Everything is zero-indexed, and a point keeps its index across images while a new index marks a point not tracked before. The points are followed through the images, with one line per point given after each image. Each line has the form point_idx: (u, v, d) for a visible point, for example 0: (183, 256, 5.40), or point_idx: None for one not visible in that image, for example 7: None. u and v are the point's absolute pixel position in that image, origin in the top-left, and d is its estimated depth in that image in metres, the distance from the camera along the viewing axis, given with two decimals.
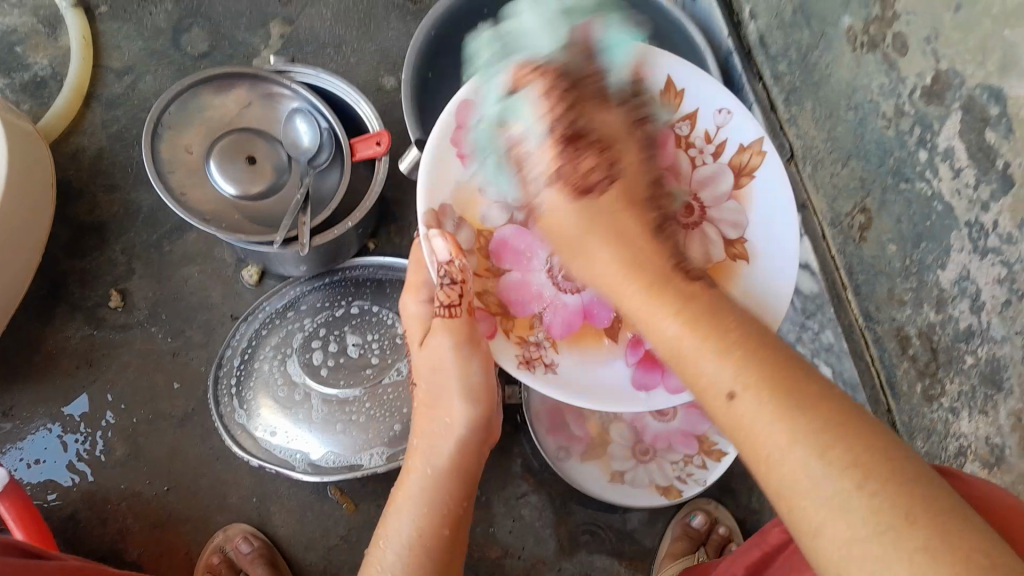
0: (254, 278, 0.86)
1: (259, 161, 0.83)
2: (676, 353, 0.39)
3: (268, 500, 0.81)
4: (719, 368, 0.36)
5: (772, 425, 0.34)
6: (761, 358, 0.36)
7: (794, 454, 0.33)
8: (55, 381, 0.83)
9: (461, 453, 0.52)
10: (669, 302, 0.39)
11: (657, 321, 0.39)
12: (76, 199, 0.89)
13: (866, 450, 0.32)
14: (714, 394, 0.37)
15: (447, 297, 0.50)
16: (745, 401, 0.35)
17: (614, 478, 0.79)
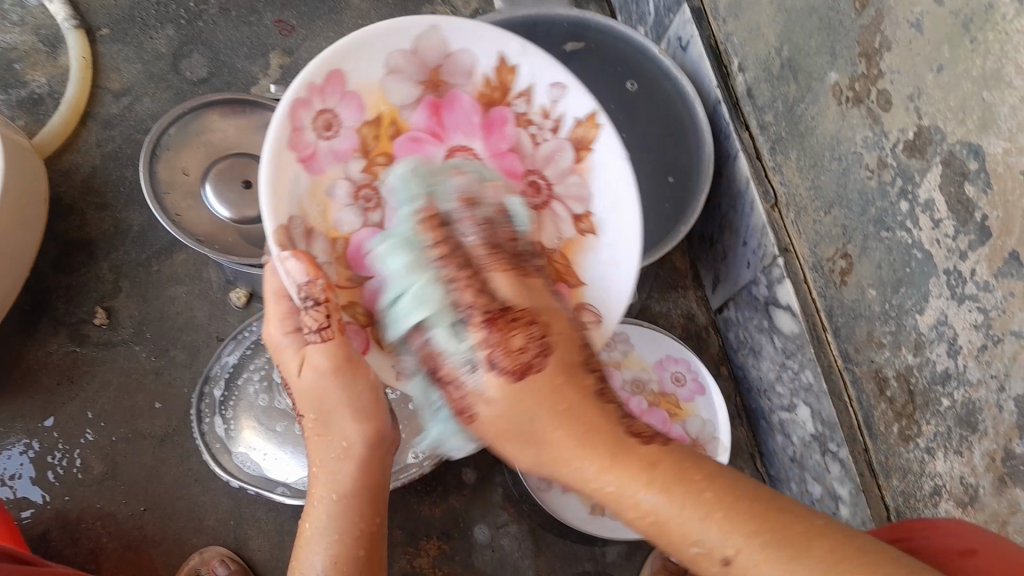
0: (242, 300, 0.86)
1: (254, 185, 0.83)
2: (614, 494, 0.43)
3: (244, 523, 0.80)
4: (708, 534, 0.40)
5: (718, 538, 0.40)
6: (718, 503, 0.40)
7: (749, 556, 0.39)
8: (35, 398, 0.81)
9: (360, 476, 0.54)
10: (622, 468, 0.43)
11: (620, 489, 0.43)
12: (66, 215, 0.89)
13: (766, 530, 0.39)
14: (637, 519, 0.42)
15: (318, 318, 0.50)
16: (737, 559, 0.39)
17: (595, 511, 0.80)
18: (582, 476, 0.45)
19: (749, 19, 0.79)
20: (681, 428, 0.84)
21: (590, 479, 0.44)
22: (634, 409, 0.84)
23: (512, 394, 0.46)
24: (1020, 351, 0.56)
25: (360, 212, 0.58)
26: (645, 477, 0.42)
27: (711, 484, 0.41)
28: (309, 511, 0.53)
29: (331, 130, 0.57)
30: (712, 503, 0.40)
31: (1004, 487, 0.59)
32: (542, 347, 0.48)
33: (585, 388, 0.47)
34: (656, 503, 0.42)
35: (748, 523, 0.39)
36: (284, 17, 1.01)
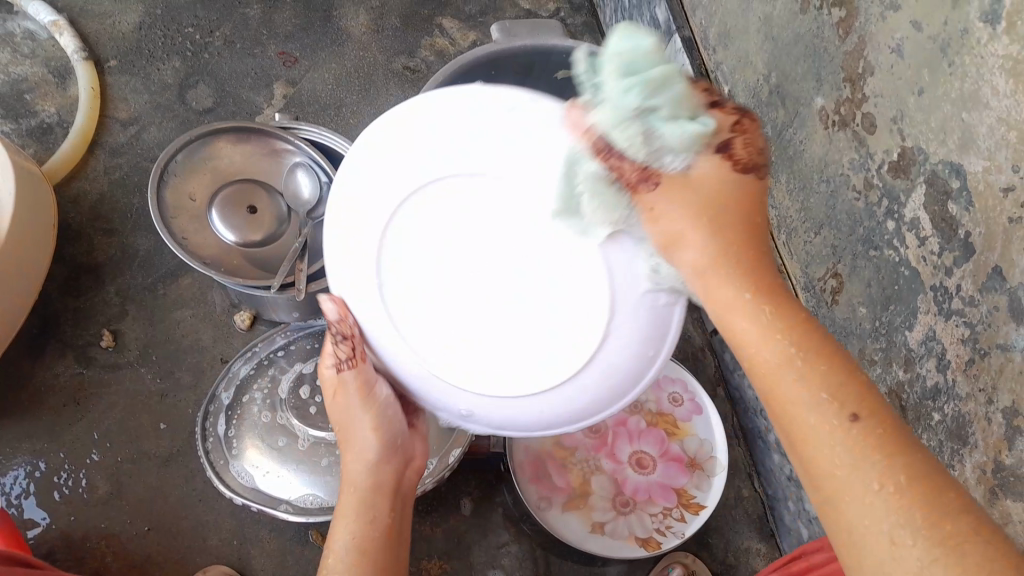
0: (246, 322, 0.88)
1: (259, 210, 0.85)
2: (755, 341, 0.38)
3: (248, 543, 0.81)
4: (813, 394, 0.36)
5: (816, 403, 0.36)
6: (840, 380, 0.36)
7: (838, 440, 0.35)
8: (41, 419, 0.82)
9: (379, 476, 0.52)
10: (768, 305, 0.38)
11: (761, 338, 0.38)
12: (74, 240, 0.90)
13: (886, 425, 0.35)
14: (758, 367, 0.38)
15: (347, 351, 0.50)
16: (855, 425, 0.35)
17: (594, 529, 0.80)
18: (737, 338, 0.39)
19: (738, 48, 0.82)
20: (678, 447, 0.85)
21: (718, 294, 0.39)
22: (632, 429, 0.85)
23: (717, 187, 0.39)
24: (1007, 364, 0.56)
25: None
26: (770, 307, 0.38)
27: (840, 361, 0.37)
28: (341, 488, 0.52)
29: None
30: (843, 386, 0.36)
31: (995, 499, 0.59)
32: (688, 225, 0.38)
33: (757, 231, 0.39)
34: (775, 346, 0.37)
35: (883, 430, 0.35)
36: (288, 49, 1.05)
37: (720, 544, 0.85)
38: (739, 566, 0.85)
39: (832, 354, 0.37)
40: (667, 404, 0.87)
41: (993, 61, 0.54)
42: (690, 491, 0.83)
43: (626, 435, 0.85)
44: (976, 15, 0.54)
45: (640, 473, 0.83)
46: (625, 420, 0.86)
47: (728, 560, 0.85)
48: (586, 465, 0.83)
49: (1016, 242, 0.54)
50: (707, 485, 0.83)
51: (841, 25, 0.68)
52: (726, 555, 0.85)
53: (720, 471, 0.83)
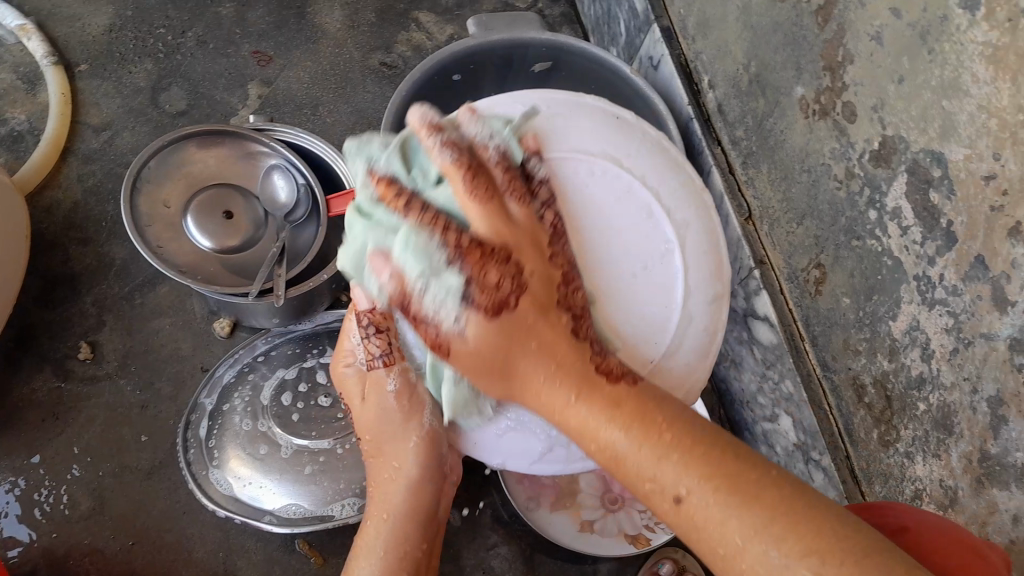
0: (225, 330, 0.87)
1: (236, 215, 0.83)
2: (591, 426, 0.45)
3: (234, 553, 0.80)
4: (679, 477, 0.43)
5: (670, 473, 0.43)
6: (677, 449, 0.44)
7: (694, 506, 0.43)
8: (20, 434, 0.81)
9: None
10: (594, 402, 0.45)
11: (603, 430, 0.45)
12: (48, 251, 0.89)
13: (722, 474, 0.43)
14: (607, 457, 0.46)
15: (379, 340, 0.56)
16: (691, 497, 0.43)
17: (583, 528, 0.80)
18: (580, 426, 0.46)
19: (717, 38, 0.81)
20: None
21: (581, 413, 0.46)
22: None
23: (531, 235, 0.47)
24: (992, 353, 0.56)
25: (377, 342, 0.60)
26: (614, 413, 0.45)
27: (689, 443, 0.44)
28: None
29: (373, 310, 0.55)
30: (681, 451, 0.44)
31: (982, 488, 0.59)
32: (520, 284, 0.45)
33: (556, 324, 0.47)
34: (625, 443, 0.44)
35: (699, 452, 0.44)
36: (262, 48, 1.03)
37: None
38: None
39: (669, 429, 0.44)
40: None
41: (972, 47, 0.53)
42: None
43: None
44: (954, 1, 0.54)
45: None
46: None
47: None
48: None
49: (999, 229, 0.54)
50: None
51: (819, 12, 0.67)
52: None
53: None
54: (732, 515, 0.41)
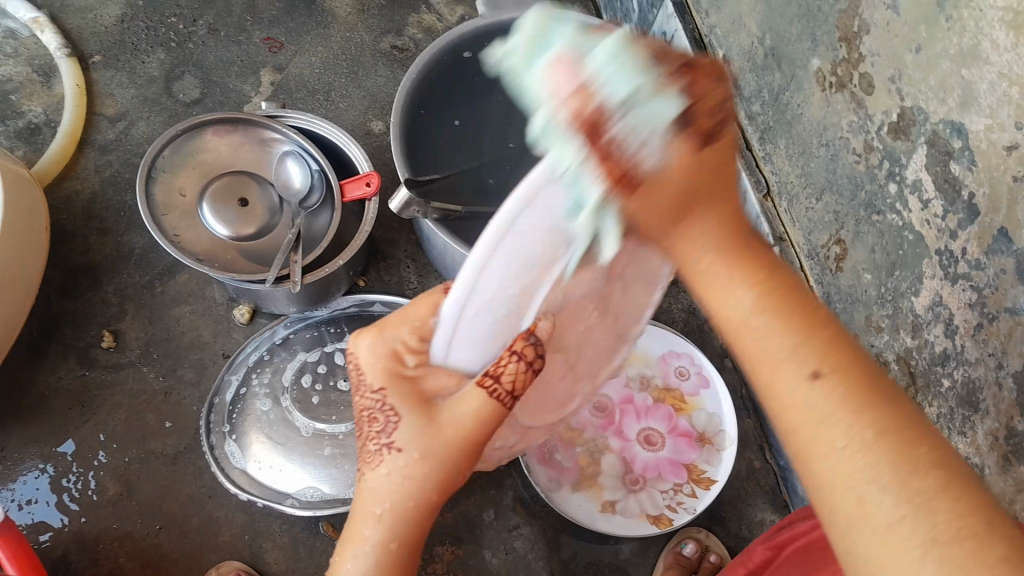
0: (246, 316, 0.87)
1: (251, 202, 0.84)
2: (709, 287, 0.35)
3: (260, 537, 0.80)
4: (796, 357, 0.33)
5: (794, 365, 0.33)
6: (817, 335, 0.34)
7: (795, 381, 0.33)
8: (47, 422, 0.82)
9: (410, 485, 0.42)
10: (736, 263, 0.34)
11: (727, 287, 0.34)
12: (69, 242, 0.89)
13: (856, 381, 0.33)
14: (720, 313, 0.35)
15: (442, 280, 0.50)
16: (827, 382, 0.33)
17: (605, 508, 0.80)
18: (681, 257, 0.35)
19: (731, 11, 0.80)
20: (688, 423, 0.84)
21: (716, 275, 0.35)
22: (639, 406, 0.85)
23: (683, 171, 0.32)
24: (1016, 328, 0.54)
25: None
26: (764, 291, 0.34)
27: (815, 324, 0.34)
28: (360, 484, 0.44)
29: None
30: (808, 337, 0.33)
31: (1009, 465, 0.57)
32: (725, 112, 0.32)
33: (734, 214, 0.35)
34: (751, 308, 0.34)
35: (800, 329, 0.34)
36: (273, 34, 1.03)
37: (734, 518, 0.85)
38: (753, 538, 0.84)
39: (805, 309, 0.34)
40: (674, 379, 0.86)
41: (992, 13, 0.51)
42: (701, 466, 0.82)
43: (633, 412, 0.84)
44: None
45: (649, 450, 0.83)
46: (632, 396, 0.85)
47: (742, 533, 0.84)
48: (595, 444, 0.83)
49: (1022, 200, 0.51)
50: (717, 458, 0.82)
51: None
52: (740, 527, 0.84)
53: (729, 445, 0.83)
54: (853, 430, 0.32)
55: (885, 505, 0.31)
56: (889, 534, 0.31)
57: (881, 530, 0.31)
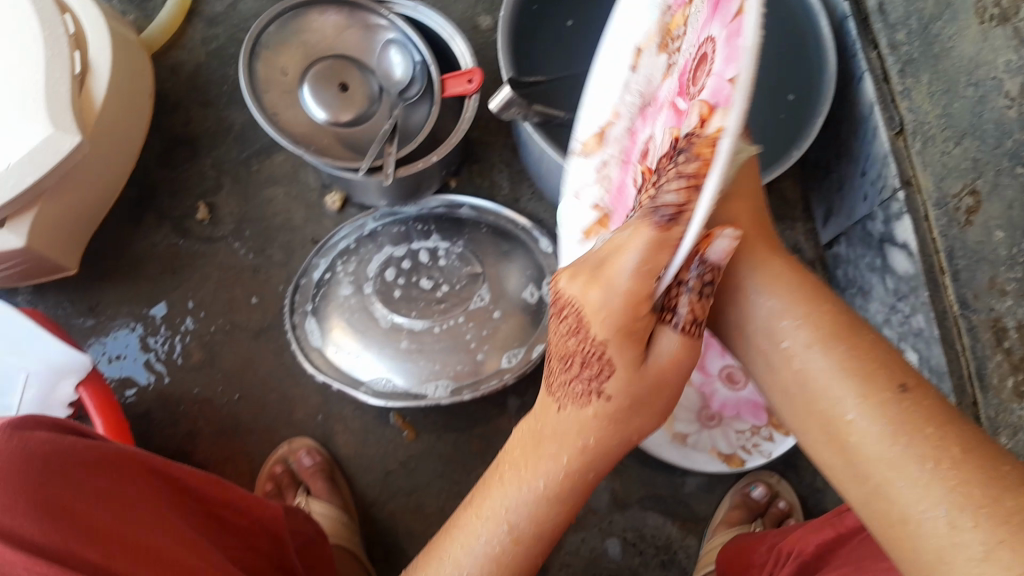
0: (336, 204, 0.86)
1: (351, 88, 0.82)
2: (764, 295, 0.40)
3: (332, 419, 0.81)
4: (843, 384, 0.36)
5: (851, 393, 0.35)
6: (862, 357, 0.36)
7: (853, 389, 0.35)
8: (142, 285, 0.85)
9: (582, 465, 0.38)
10: (799, 296, 0.39)
11: (802, 324, 0.38)
12: (172, 112, 0.90)
13: (927, 403, 0.35)
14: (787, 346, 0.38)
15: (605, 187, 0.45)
16: (914, 393, 0.35)
17: (676, 439, 0.79)
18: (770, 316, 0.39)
19: None
20: None
21: (781, 307, 0.39)
22: (725, 342, 0.81)
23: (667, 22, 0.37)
24: None
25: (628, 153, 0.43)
26: (843, 335, 0.37)
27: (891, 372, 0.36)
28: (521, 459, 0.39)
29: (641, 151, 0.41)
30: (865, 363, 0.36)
31: None
32: None
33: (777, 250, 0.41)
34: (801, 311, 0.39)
35: (865, 365, 0.36)
36: None
37: (809, 467, 0.82)
38: (827, 491, 0.81)
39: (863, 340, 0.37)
40: None
41: None
42: None
43: (718, 348, 0.81)
44: None
45: (729, 389, 0.80)
46: (719, 331, 0.81)
47: (816, 485, 0.82)
48: None
49: None
50: None
51: None
52: (814, 480, 0.82)
53: None
54: (925, 461, 0.33)
55: (943, 516, 0.32)
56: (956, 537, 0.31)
57: (971, 561, 0.31)
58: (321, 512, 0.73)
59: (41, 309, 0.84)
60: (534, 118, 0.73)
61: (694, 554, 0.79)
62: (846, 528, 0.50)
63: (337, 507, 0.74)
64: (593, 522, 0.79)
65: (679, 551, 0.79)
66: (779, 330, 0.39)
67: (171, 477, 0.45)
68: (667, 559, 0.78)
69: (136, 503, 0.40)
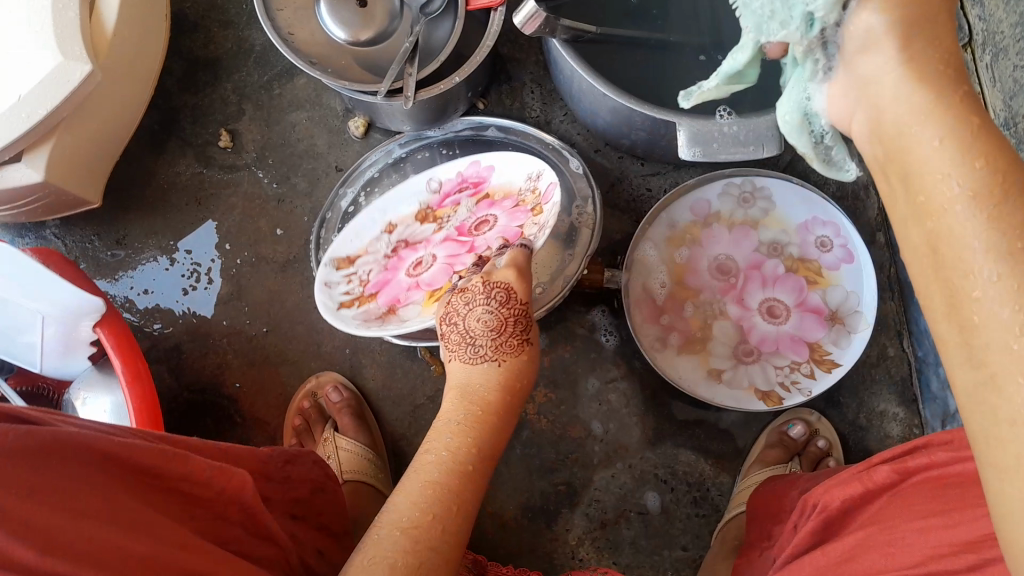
0: (360, 130, 0.82)
1: (370, 2, 0.77)
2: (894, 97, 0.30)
3: (359, 353, 0.80)
4: (967, 222, 0.27)
5: (971, 228, 0.27)
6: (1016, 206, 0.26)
7: (968, 224, 0.27)
8: (167, 216, 0.83)
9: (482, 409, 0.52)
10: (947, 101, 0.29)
11: (928, 152, 0.28)
12: (190, 32, 0.86)
13: None
14: (901, 150, 0.30)
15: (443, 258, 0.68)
16: None
17: (711, 376, 0.76)
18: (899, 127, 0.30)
19: None
20: (820, 298, 0.76)
21: (902, 107, 0.30)
22: (767, 273, 0.77)
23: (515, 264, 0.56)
24: None
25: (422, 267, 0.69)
26: (992, 170, 0.27)
27: None
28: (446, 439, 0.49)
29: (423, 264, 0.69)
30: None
31: None
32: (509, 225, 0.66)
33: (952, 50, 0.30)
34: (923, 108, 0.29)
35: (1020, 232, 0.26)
36: None
37: (854, 405, 0.78)
38: (870, 430, 0.78)
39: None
40: (813, 249, 0.77)
41: None
42: (825, 347, 0.75)
43: (758, 280, 0.77)
44: None
45: (770, 322, 0.76)
46: (760, 263, 0.77)
47: (858, 423, 0.78)
48: (710, 308, 0.77)
49: None
50: (847, 342, 0.74)
51: None
52: (857, 417, 0.78)
53: (864, 328, 0.74)
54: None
55: None
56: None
57: None
58: (347, 450, 0.73)
59: (69, 241, 0.83)
60: (564, 34, 0.67)
61: (728, 491, 0.76)
62: (872, 486, 0.44)
63: (366, 444, 0.74)
64: (624, 457, 0.77)
65: (711, 489, 0.76)
66: (919, 160, 0.29)
67: (136, 456, 0.39)
68: (699, 496, 0.76)
69: (108, 495, 0.36)
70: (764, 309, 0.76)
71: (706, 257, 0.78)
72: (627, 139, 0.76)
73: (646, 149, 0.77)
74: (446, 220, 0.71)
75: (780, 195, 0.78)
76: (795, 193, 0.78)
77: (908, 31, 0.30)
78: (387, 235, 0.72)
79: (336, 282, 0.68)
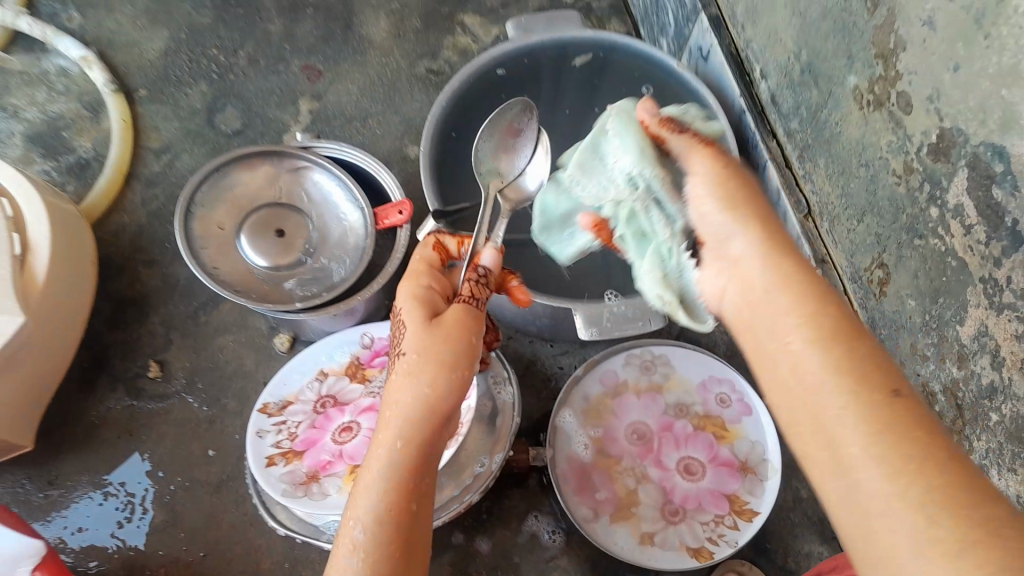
0: (285, 344, 0.88)
1: (288, 233, 0.85)
2: (739, 259, 0.48)
3: (299, 565, 0.79)
4: (810, 354, 0.43)
5: (813, 353, 0.42)
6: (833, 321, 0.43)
7: (806, 350, 0.43)
8: (98, 451, 0.84)
9: (400, 444, 0.56)
10: (780, 266, 0.47)
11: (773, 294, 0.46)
12: (116, 274, 0.92)
13: (913, 410, 0.39)
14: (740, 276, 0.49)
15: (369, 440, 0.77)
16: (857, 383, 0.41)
17: (644, 540, 0.78)
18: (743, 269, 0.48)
19: (767, 25, 0.79)
20: (729, 452, 0.82)
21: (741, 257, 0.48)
22: (678, 433, 0.83)
23: (426, 386, 0.57)
24: None
25: (349, 431, 0.78)
26: (815, 314, 0.44)
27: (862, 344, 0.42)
28: (373, 451, 0.57)
29: (347, 429, 0.78)
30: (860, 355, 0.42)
31: None
32: None
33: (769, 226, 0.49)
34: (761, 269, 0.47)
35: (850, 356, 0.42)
36: (312, 63, 1.06)
37: (778, 547, 0.82)
38: (797, 569, 0.81)
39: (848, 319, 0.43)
40: (715, 406, 0.84)
41: None
42: (743, 497, 0.79)
43: (672, 441, 0.83)
44: None
45: (689, 480, 0.81)
46: (671, 424, 0.84)
47: (785, 564, 0.81)
48: (633, 473, 0.81)
49: None
50: (760, 490, 0.79)
51: None
52: (785, 559, 0.81)
53: (773, 474, 0.80)
54: (851, 417, 0.40)
55: (872, 471, 0.38)
56: (858, 469, 0.39)
57: (883, 493, 0.37)
58: None
59: None
60: None
61: None
62: None
63: None
64: None
65: None
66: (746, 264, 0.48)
67: None
68: None
69: None
70: (683, 470, 0.81)
71: (621, 424, 0.84)
72: (533, 325, 0.84)
73: (551, 332, 0.85)
74: (372, 380, 0.82)
75: (677, 360, 0.87)
76: (689, 357, 0.87)
77: (738, 212, 0.49)
78: (319, 382, 0.81)
79: (268, 429, 0.78)
